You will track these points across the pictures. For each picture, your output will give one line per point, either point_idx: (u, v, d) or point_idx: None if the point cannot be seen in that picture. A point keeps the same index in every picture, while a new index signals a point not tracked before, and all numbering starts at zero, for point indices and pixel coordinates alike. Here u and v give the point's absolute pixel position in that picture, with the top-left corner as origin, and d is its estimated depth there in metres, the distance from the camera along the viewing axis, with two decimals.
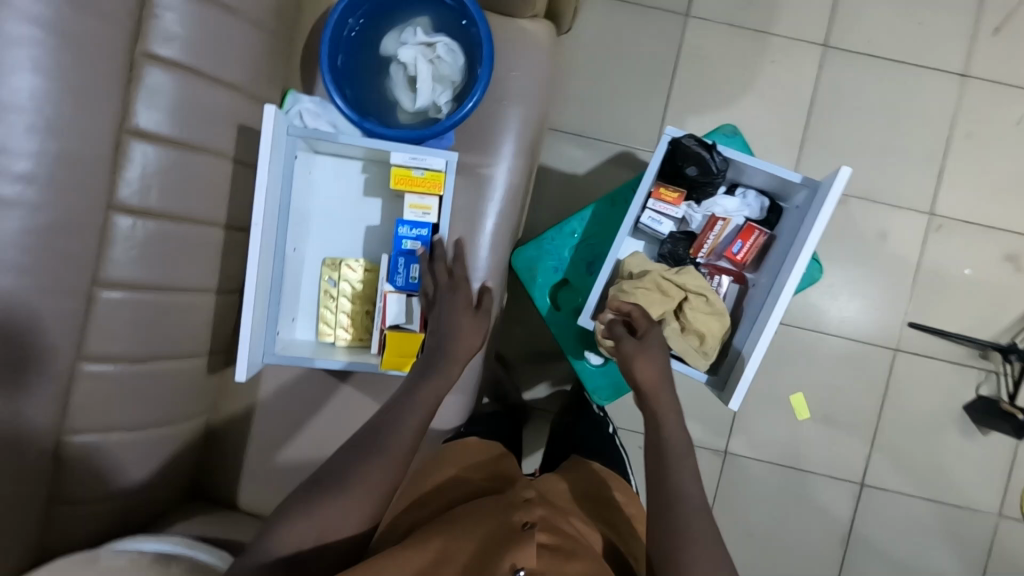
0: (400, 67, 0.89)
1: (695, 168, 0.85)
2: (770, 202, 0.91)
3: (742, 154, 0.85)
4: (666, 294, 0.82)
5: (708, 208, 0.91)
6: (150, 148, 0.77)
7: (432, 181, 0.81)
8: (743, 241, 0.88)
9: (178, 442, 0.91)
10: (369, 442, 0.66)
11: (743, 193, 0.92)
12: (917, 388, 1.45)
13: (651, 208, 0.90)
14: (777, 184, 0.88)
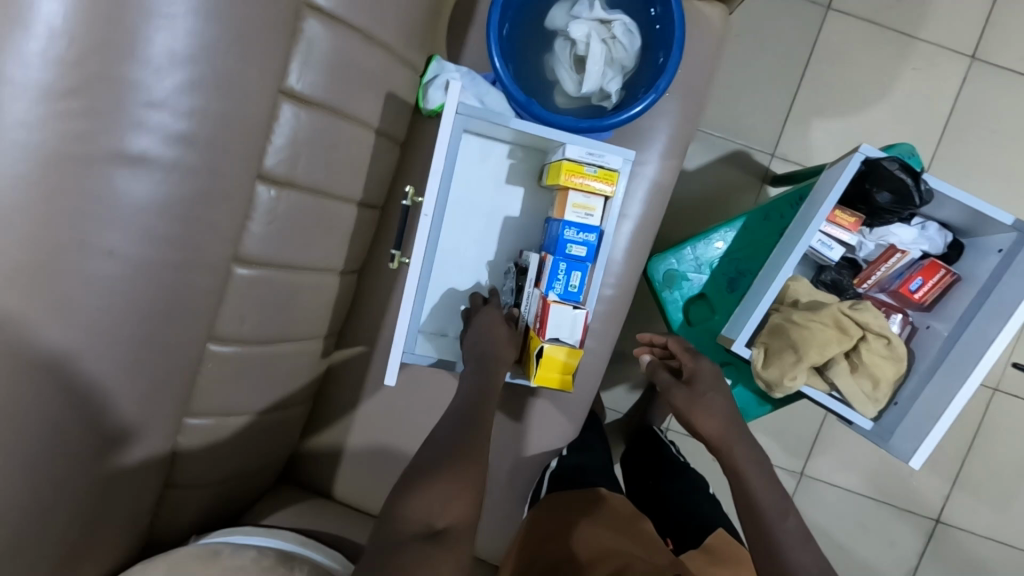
0: (567, 43, 0.79)
1: (888, 195, 0.77)
2: (952, 238, 0.83)
3: (943, 184, 0.76)
4: (844, 331, 0.75)
5: (882, 237, 0.83)
6: (302, 112, 0.68)
7: (604, 180, 0.72)
8: (924, 279, 0.80)
9: (283, 428, 0.85)
10: (459, 428, 0.64)
11: (921, 224, 0.83)
12: (1009, 430, 1.39)
13: (822, 231, 0.82)
14: (969, 221, 0.79)
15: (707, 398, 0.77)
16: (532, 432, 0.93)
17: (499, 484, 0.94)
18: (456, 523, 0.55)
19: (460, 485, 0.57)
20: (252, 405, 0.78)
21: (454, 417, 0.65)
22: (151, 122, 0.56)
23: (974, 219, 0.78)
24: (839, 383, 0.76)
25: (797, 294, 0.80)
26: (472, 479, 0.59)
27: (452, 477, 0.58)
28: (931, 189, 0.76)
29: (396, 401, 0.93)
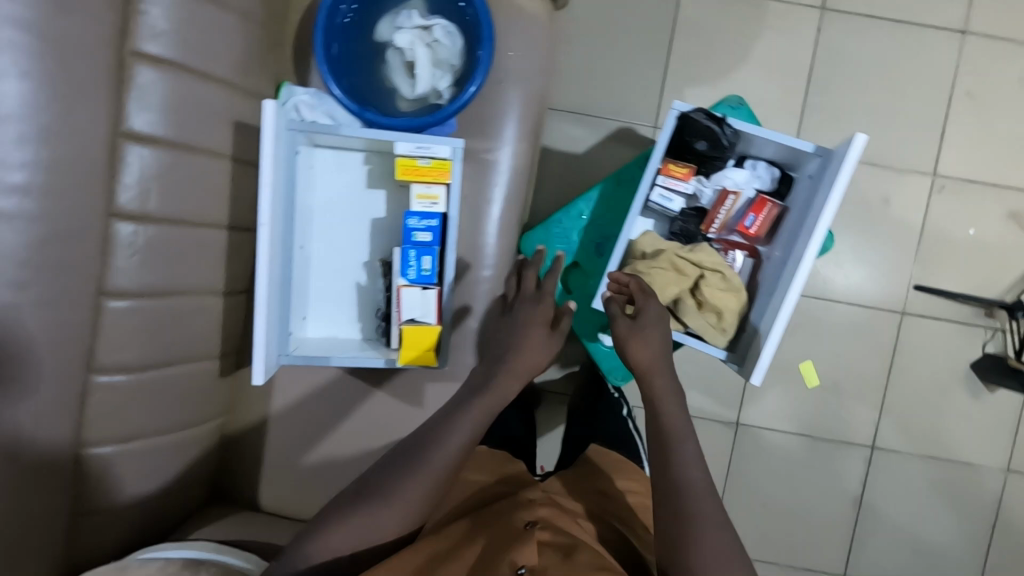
0: (397, 52, 0.86)
1: (705, 143, 0.84)
2: (781, 172, 0.90)
3: (752, 126, 0.84)
4: (682, 272, 0.83)
5: (718, 182, 0.90)
6: (148, 151, 0.75)
7: (438, 170, 0.80)
8: (756, 214, 0.87)
9: (195, 448, 0.90)
10: (411, 460, 0.73)
11: (752, 165, 0.91)
12: (922, 350, 1.46)
13: (661, 185, 0.89)
14: (787, 154, 0.86)
15: (648, 332, 0.77)
16: None
17: None
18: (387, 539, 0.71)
19: (403, 512, 0.71)
20: (156, 428, 0.83)
21: (416, 436, 0.76)
22: None
23: (792, 153, 0.85)
24: (689, 321, 0.82)
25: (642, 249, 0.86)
26: (411, 511, 0.71)
27: (392, 508, 0.70)
28: (737, 130, 0.84)
29: (306, 407, 0.98)
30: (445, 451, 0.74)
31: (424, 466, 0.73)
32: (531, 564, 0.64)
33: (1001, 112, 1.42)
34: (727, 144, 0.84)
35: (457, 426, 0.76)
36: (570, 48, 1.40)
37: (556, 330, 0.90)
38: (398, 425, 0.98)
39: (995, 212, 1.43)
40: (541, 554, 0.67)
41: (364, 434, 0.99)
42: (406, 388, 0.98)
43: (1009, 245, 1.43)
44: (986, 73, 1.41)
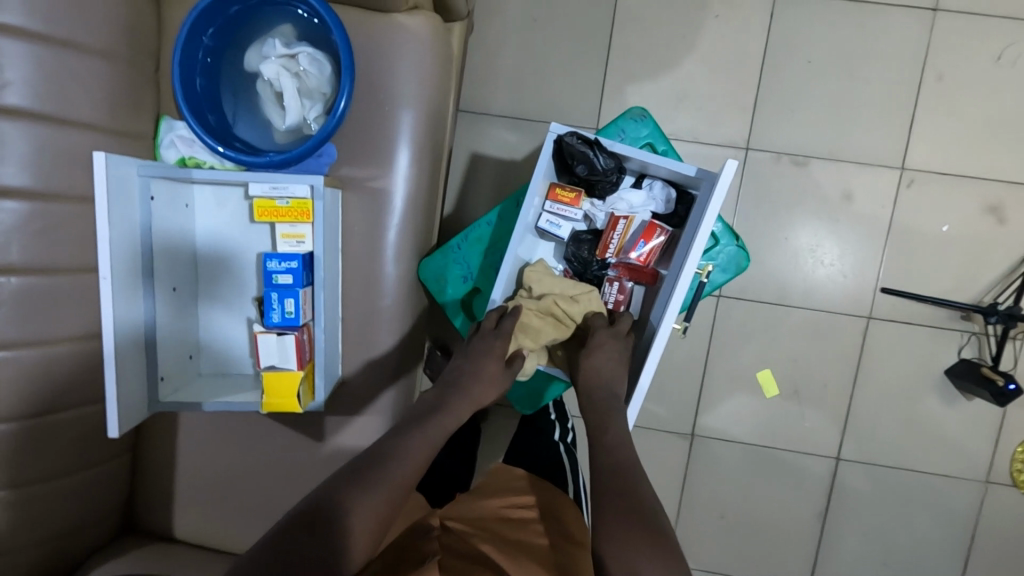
0: (265, 83, 0.83)
1: (584, 167, 0.83)
2: (678, 193, 0.87)
3: (632, 148, 0.82)
4: (560, 323, 0.84)
5: (611, 205, 0.88)
6: (10, 204, 0.75)
7: (299, 209, 0.77)
8: (646, 241, 0.85)
9: (101, 483, 0.92)
10: (366, 474, 0.63)
11: (649, 185, 0.88)
12: (891, 356, 1.37)
13: (549, 211, 0.87)
14: (678, 178, 0.84)
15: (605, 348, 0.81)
16: (342, 448, 0.97)
17: None
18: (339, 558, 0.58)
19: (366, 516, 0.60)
20: (53, 471, 0.84)
21: (372, 447, 0.67)
22: None
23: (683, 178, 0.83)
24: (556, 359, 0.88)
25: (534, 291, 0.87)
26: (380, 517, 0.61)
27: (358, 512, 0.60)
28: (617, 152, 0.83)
29: (214, 439, 0.98)
30: (409, 457, 0.67)
31: (385, 471, 0.64)
32: None
33: (977, 97, 1.29)
34: (604, 168, 0.83)
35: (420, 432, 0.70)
36: (503, 51, 1.34)
37: (508, 369, 0.82)
38: (304, 456, 0.98)
39: (971, 206, 1.31)
40: None
41: (271, 464, 0.98)
42: (310, 419, 0.97)
43: (988, 241, 1.32)
44: (960, 54, 1.29)
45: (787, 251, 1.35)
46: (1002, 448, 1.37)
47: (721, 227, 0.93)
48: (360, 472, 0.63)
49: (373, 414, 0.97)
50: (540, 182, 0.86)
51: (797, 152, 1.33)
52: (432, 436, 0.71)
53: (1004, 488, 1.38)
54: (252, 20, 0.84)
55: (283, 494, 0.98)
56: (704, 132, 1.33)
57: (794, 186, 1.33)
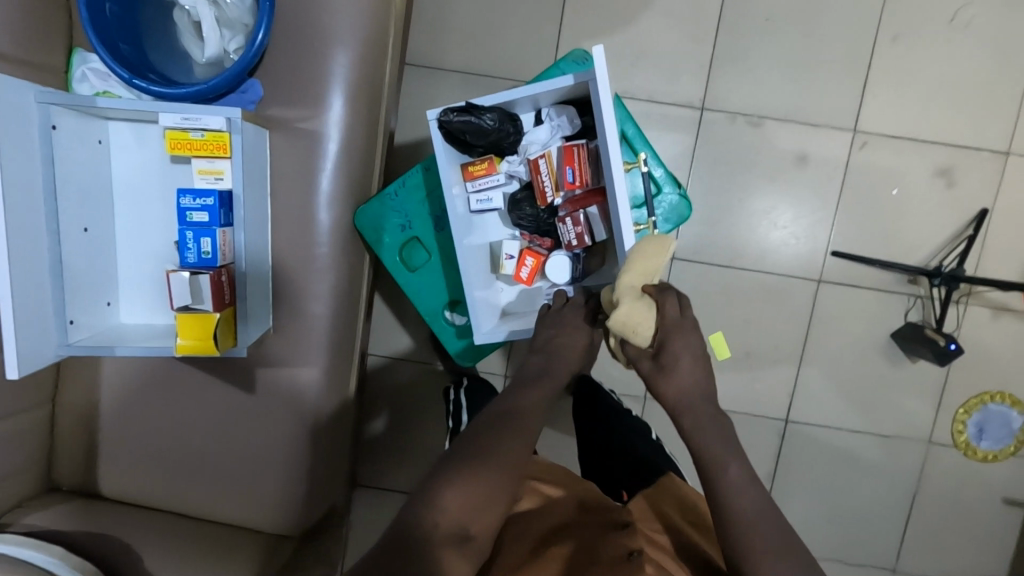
0: (183, 11, 0.79)
1: (476, 135, 0.81)
2: (577, 109, 0.84)
3: (505, 90, 0.80)
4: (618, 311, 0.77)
5: (524, 153, 0.85)
6: None
7: (215, 142, 0.73)
8: (572, 164, 0.81)
9: (17, 436, 0.88)
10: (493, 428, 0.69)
11: (547, 116, 0.85)
12: (839, 319, 1.38)
13: (474, 191, 0.86)
14: (565, 92, 0.81)
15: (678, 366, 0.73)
16: (277, 402, 0.95)
17: (256, 457, 0.96)
18: (470, 526, 0.62)
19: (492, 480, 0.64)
20: None
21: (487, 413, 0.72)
22: None
23: (568, 91, 0.81)
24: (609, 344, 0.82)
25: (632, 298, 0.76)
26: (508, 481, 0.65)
27: (478, 475, 0.64)
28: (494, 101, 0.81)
29: (139, 394, 0.95)
30: (526, 411, 0.72)
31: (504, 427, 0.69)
32: None
33: (928, 59, 1.29)
34: (495, 124, 0.81)
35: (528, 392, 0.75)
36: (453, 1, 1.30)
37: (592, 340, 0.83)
38: (236, 409, 0.95)
39: (922, 169, 1.32)
40: None
41: (202, 419, 0.95)
42: (240, 372, 0.94)
43: (936, 205, 1.33)
44: (912, 15, 1.28)
45: (741, 214, 1.35)
46: (945, 409, 1.41)
47: (663, 173, 0.92)
48: (489, 421, 0.70)
49: (307, 366, 0.94)
50: (450, 169, 0.84)
51: (753, 113, 1.32)
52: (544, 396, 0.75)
53: (946, 449, 1.42)
54: None
55: (215, 451, 0.96)
56: (659, 91, 1.31)
57: (747, 148, 1.33)
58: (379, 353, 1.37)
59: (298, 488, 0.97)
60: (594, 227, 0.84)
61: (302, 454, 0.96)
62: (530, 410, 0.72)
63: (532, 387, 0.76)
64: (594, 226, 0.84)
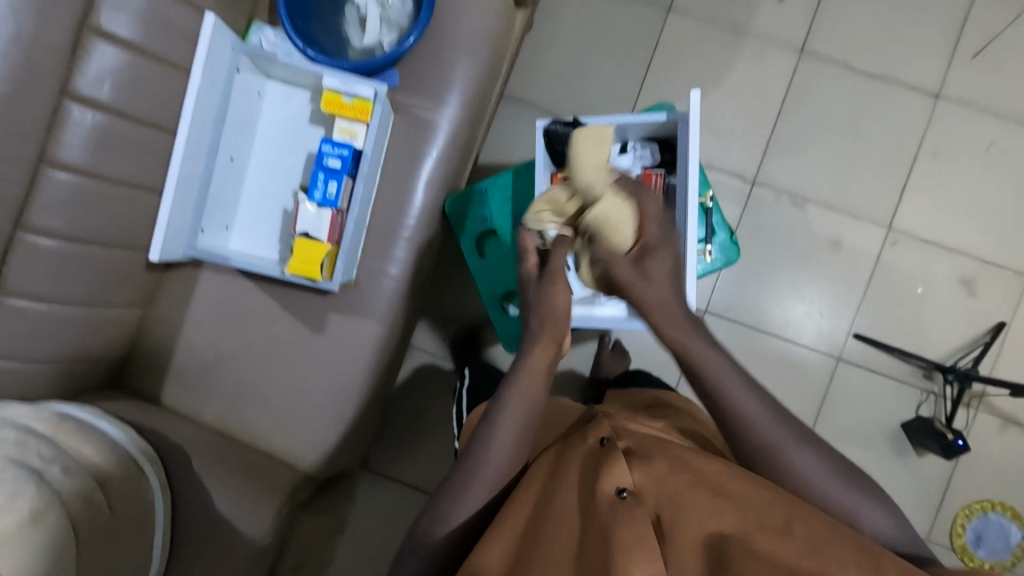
0: (354, 7, 0.97)
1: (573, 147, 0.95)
2: (659, 146, 0.97)
3: (606, 117, 0.94)
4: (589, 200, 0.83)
5: None
6: (112, 48, 0.86)
7: (360, 108, 0.88)
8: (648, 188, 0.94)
9: (109, 326, 0.99)
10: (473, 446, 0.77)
11: (633, 147, 0.98)
12: (853, 400, 1.45)
13: None
14: (653, 130, 0.95)
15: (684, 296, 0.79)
16: (337, 348, 1.04)
17: (306, 396, 1.04)
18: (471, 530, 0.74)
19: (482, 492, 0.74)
20: (76, 296, 0.92)
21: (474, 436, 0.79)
22: None
23: (658, 128, 0.94)
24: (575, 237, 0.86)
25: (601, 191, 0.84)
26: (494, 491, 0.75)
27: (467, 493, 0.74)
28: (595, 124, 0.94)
29: (218, 315, 1.05)
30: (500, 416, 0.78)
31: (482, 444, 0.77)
32: (630, 480, 0.66)
33: (963, 178, 1.43)
34: None
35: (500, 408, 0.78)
36: (550, 51, 1.49)
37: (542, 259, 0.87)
38: (299, 347, 1.04)
39: (946, 275, 1.43)
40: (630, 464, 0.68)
41: (267, 350, 1.05)
42: (313, 313, 1.04)
43: (957, 309, 1.43)
44: (953, 137, 1.43)
45: (773, 283, 1.46)
46: (946, 508, 1.44)
47: (718, 220, 1.04)
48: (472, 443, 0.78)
49: (371, 321, 1.05)
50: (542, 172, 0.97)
51: (798, 195, 1.45)
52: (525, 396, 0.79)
53: (943, 550, 1.43)
54: None
55: (269, 382, 1.04)
56: (716, 159, 1.46)
57: (788, 224, 1.45)
58: (418, 343, 1.47)
59: (335, 433, 1.05)
60: None
61: (346, 402, 1.05)
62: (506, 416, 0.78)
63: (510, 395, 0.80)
64: None
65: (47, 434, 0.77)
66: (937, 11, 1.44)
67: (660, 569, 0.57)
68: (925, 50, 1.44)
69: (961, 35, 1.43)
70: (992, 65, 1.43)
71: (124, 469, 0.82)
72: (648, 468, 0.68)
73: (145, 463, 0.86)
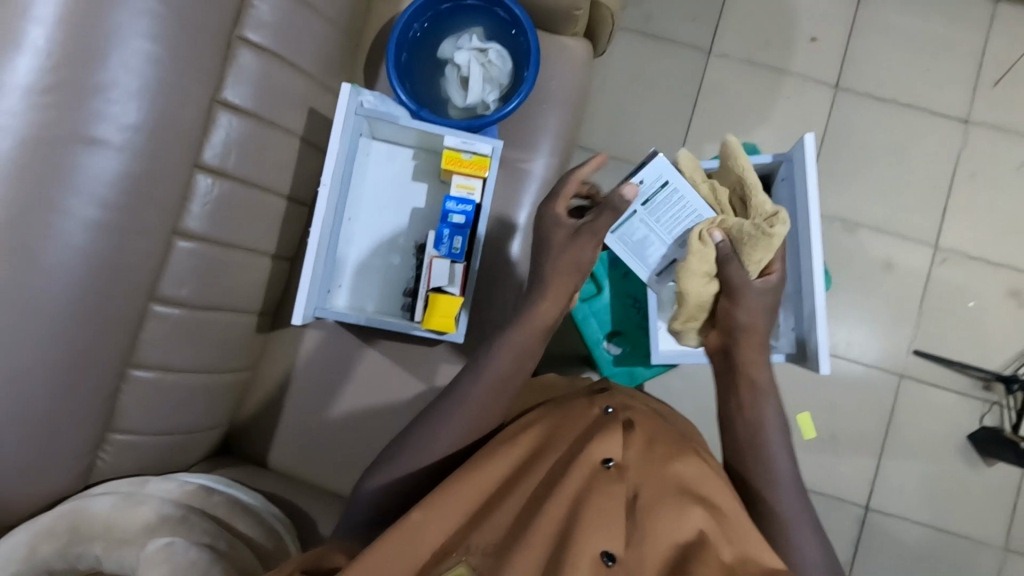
0: (454, 68, 1.01)
1: None
2: (755, 184, 1.01)
3: (706, 161, 1.00)
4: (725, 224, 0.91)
5: None
6: (234, 118, 0.88)
7: (478, 164, 0.93)
8: None
9: (221, 391, 0.98)
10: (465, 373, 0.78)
11: None
12: (920, 414, 1.49)
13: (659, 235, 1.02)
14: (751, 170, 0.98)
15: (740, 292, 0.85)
16: None
17: None
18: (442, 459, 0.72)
19: (467, 423, 0.74)
20: (196, 364, 0.92)
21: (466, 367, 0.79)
22: (110, 115, 0.75)
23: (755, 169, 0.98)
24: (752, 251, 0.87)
25: (682, 325, 0.94)
26: (475, 425, 0.74)
27: (439, 420, 0.74)
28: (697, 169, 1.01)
29: (323, 373, 1.06)
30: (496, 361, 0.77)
31: (478, 377, 0.77)
32: (618, 457, 0.65)
33: (1000, 196, 1.51)
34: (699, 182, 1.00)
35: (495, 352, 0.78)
36: (601, 97, 1.56)
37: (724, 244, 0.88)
38: (408, 399, 1.05)
39: (995, 288, 1.50)
40: (626, 443, 0.68)
41: (374, 405, 1.05)
42: (419, 364, 1.06)
43: (1008, 320, 1.49)
44: (986, 159, 1.52)
45: (831, 305, 1.51)
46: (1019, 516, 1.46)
47: None
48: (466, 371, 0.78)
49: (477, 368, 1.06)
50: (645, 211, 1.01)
51: (847, 220, 1.52)
52: (518, 345, 0.79)
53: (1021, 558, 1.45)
54: (453, 15, 1.01)
55: (381, 437, 1.04)
56: None
57: (840, 248, 1.51)
58: None
59: None
60: None
61: None
62: (502, 365, 0.77)
63: (505, 338, 0.79)
64: None
65: (202, 511, 0.78)
66: (958, 45, 1.54)
67: (619, 545, 0.56)
68: (952, 80, 1.54)
69: (982, 66, 1.53)
70: (1014, 92, 1.53)
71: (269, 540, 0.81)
72: (642, 458, 0.67)
73: (281, 527, 0.85)
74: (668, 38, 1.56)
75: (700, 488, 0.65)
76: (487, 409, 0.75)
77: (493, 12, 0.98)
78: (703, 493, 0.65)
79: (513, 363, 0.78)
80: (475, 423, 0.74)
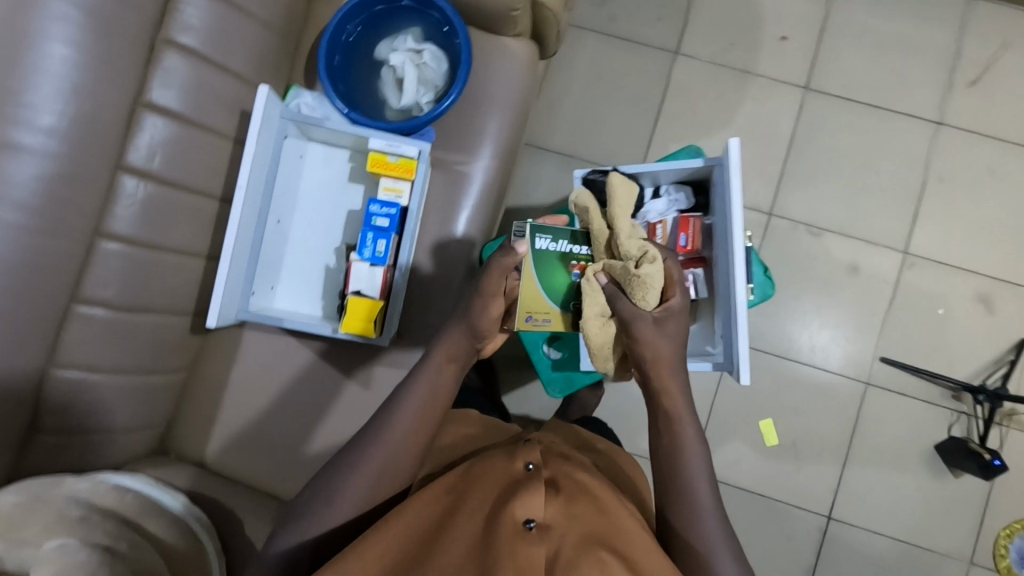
0: (390, 70, 1.01)
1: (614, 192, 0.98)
2: (693, 188, 0.99)
3: (641, 164, 0.98)
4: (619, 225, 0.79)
5: (642, 218, 1.00)
6: (161, 121, 0.89)
7: (405, 166, 0.93)
8: (685, 232, 0.96)
9: (154, 391, 0.98)
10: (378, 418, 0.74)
11: (666, 191, 1.01)
12: (885, 423, 1.46)
13: None
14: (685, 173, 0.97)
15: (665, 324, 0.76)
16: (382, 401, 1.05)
17: None
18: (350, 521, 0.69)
19: (378, 479, 0.70)
20: (124, 364, 0.92)
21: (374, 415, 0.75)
22: (26, 118, 0.76)
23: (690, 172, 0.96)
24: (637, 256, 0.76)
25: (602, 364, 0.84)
26: (388, 479, 0.71)
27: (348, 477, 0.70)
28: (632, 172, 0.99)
29: (260, 374, 1.06)
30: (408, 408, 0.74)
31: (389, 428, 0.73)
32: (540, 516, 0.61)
33: (972, 201, 1.48)
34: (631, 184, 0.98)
35: (408, 398, 0.74)
36: (565, 97, 1.54)
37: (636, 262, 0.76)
38: (344, 402, 1.05)
39: (965, 295, 1.46)
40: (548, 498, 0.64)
41: (310, 407, 1.05)
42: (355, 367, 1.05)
43: (979, 328, 1.45)
44: (959, 162, 1.48)
45: (796, 310, 1.48)
46: (986, 529, 1.43)
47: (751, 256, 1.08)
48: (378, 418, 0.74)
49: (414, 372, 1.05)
50: None
51: (814, 224, 1.49)
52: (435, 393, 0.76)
53: (988, 572, 1.42)
54: (389, 17, 1.01)
55: (317, 440, 1.04)
56: None
57: (806, 251, 1.48)
58: None
59: None
60: (697, 289, 0.96)
61: None
62: (418, 416, 0.74)
63: (418, 380, 0.76)
64: (697, 287, 0.96)
65: (114, 513, 0.78)
66: (932, 45, 1.50)
67: None
68: (925, 81, 1.50)
69: (956, 67, 1.49)
70: (989, 93, 1.49)
71: (184, 541, 0.81)
72: (566, 511, 0.63)
73: (201, 530, 0.85)
74: (633, 38, 1.54)
75: (624, 545, 0.62)
76: (399, 460, 0.72)
77: (427, 13, 0.98)
78: (624, 549, 0.61)
79: (427, 407, 0.75)
80: (387, 478, 0.71)
